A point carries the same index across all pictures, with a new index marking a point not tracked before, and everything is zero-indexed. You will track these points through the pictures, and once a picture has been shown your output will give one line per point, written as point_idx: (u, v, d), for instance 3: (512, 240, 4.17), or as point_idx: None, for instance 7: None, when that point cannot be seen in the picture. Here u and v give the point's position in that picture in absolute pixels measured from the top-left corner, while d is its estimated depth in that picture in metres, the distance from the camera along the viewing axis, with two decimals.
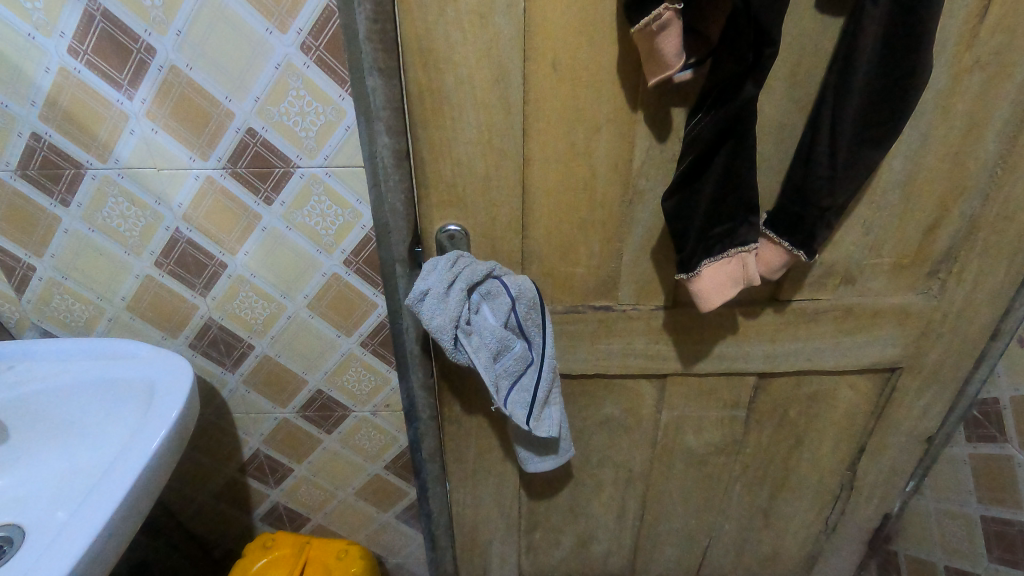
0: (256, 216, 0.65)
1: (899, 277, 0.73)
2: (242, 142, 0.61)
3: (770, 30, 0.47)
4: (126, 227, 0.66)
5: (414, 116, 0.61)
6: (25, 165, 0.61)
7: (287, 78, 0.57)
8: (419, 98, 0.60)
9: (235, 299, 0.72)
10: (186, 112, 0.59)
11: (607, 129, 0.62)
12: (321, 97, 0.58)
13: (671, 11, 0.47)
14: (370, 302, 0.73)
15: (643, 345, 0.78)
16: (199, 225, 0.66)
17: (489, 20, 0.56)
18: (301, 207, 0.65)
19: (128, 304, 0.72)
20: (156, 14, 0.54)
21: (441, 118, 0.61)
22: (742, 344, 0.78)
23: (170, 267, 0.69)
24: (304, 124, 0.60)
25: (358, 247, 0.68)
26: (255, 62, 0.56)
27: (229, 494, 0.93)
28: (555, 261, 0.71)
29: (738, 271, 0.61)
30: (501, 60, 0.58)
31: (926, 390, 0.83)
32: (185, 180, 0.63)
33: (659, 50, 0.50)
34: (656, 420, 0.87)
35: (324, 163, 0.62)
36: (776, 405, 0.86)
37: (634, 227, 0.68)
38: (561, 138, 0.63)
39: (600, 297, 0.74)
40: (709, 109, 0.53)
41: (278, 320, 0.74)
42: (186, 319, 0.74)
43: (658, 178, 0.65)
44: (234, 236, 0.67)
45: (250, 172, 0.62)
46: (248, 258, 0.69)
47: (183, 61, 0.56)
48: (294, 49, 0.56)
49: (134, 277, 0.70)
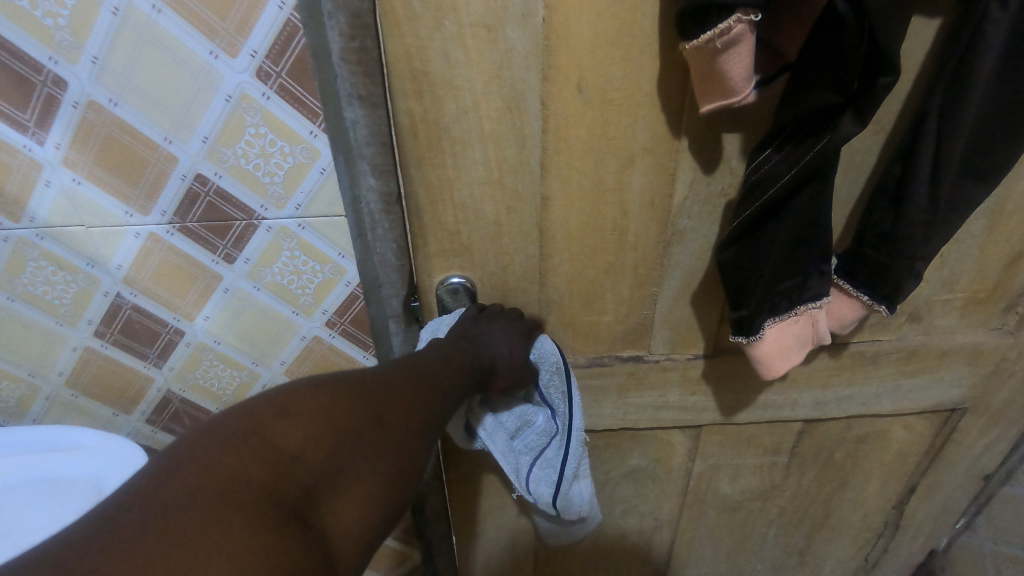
0: (216, 276, 0.54)
1: (973, 313, 0.63)
2: (191, 192, 0.49)
3: (889, 47, 0.35)
4: (54, 295, 0.54)
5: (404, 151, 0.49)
6: None
7: (242, 113, 0.45)
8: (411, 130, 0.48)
9: (199, 369, 0.61)
10: (116, 157, 0.46)
11: (643, 161, 0.50)
12: (287, 134, 0.46)
13: (743, 24, 0.34)
14: (360, 365, 0.63)
15: (677, 398, 0.68)
16: (147, 289, 0.54)
17: (498, 32, 0.44)
18: (270, 264, 0.54)
19: (68, 379, 0.60)
20: (62, 36, 0.41)
21: (441, 154, 0.49)
22: (790, 392, 0.69)
23: (114, 337, 0.57)
24: (267, 168, 0.48)
25: (343, 306, 0.57)
26: (199, 95, 0.44)
27: None
28: (578, 310, 0.60)
29: (805, 329, 0.52)
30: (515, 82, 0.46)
31: (989, 429, 0.75)
32: (123, 239, 0.51)
33: (722, 72, 0.38)
34: (688, 470, 0.78)
35: (295, 214, 0.51)
36: (821, 448, 0.77)
37: (671, 270, 0.58)
38: (589, 172, 0.51)
39: (629, 345, 0.64)
40: (781, 147, 0.42)
41: (252, 389, 0.63)
42: (140, 393, 0.62)
43: (702, 216, 0.54)
44: (191, 300, 0.55)
45: (204, 227, 0.51)
46: (210, 324, 0.57)
47: (105, 96, 0.43)
48: (248, 76, 0.43)
49: (71, 350, 0.58)
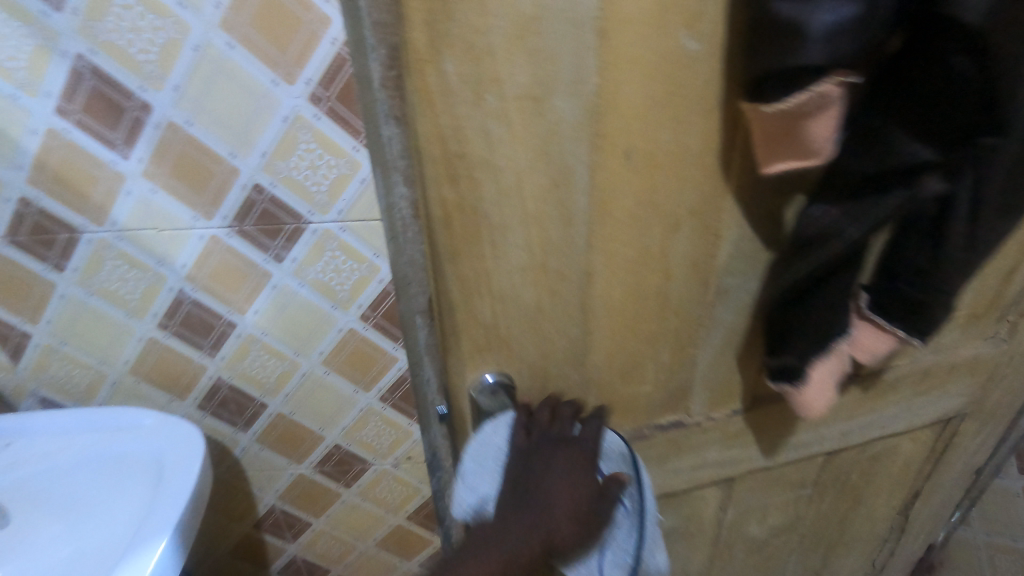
0: (266, 273, 0.61)
1: (972, 328, 0.69)
2: (249, 199, 0.56)
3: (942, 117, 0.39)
4: (126, 290, 0.61)
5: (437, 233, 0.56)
6: (15, 231, 0.56)
7: (295, 131, 0.53)
8: (445, 212, 0.54)
9: (246, 359, 0.68)
10: (187, 170, 0.54)
11: (689, 221, 0.57)
12: (333, 149, 0.54)
13: (837, 85, 0.37)
14: (390, 355, 0.69)
15: (716, 455, 0.75)
16: (205, 285, 0.61)
17: (543, 100, 0.49)
18: (314, 263, 0.61)
19: (132, 367, 0.67)
20: (151, 68, 0.49)
21: (479, 240, 0.55)
22: (818, 430, 0.75)
23: (175, 328, 0.65)
24: (315, 178, 0.55)
25: (376, 301, 0.64)
26: (260, 116, 0.52)
27: (245, 551, 0.89)
28: (618, 383, 0.68)
29: (835, 366, 0.57)
30: (552, 149, 0.52)
31: (981, 429, 0.81)
32: (188, 240, 0.58)
33: (808, 132, 0.40)
34: (720, 519, 0.83)
35: (337, 218, 0.58)
36: (839, 474, 0.82)
37: (710, 324, 0.64)
38: (633, 226, 0.56)
39: (668, 411, 0.71)
40: (838, 199, 0.46)
41: (292, 378, 0.70)
42: (194, 381, 0.69)
43: (743, 274, 0.61)
44: (243, 295, 0.63)
45: (258, 229, 0.58)
46: (258, 317, 0.65)
47: (182, 117, 0.51)
48: (303, 100, 0.51)
49: (136, 340, 0.65)
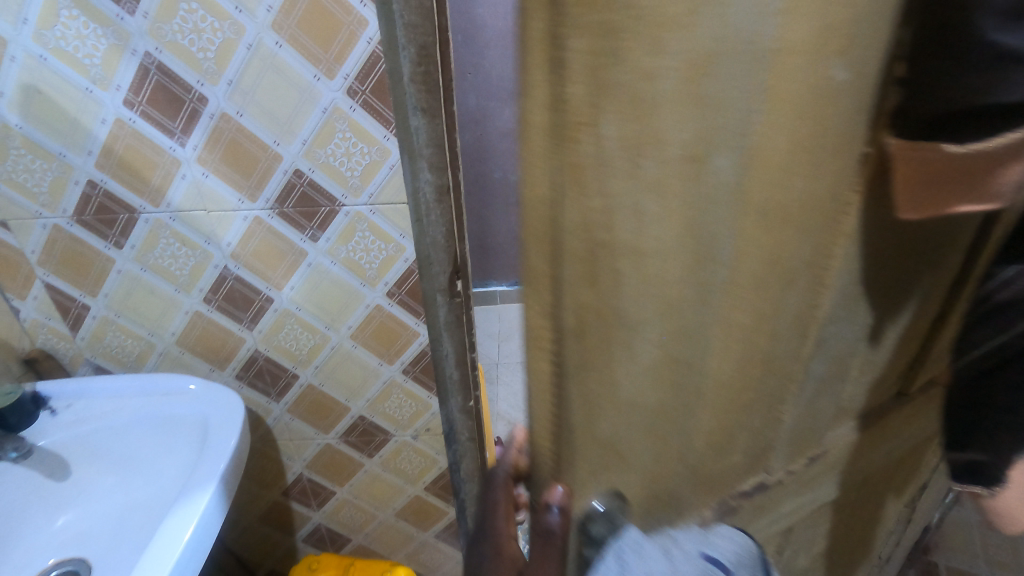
0: (302, 252, 0.66)
1: None
2: (289, 183, 0.61)
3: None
4: (176, 266, 0.66)
5: (564, 340, 0.33)
6: (81, 211, 0.62)
7: (334, 121, 0.57)
8: (577, 305, 0.32)
9: (281, 332, 0.73)
10: (236, 156, 0.59)
11: (807, 269, 0.37)
12: (367, 137, 0.58)
13: None
14: (412, 331, 0.73)
15: None
16: (247, 263, 0.66)
17: (696, 146, 0.29)
18: (346, 242, 0.65)
19: (178, 338, 0.73)
20: (208, 65, 0.53)
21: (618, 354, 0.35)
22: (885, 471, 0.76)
23: (218, 303, 0.70)
24: (349, 164, 0.60)
25: (401, 279, 0.68)
26: (303, 108, 0.56)
27: (273, 517, 0.95)
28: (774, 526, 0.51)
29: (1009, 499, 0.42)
30: (701, 204, 0.31)
31: None
32: (234, 221, 0.63)
33: (992, 180, 0.30)
34: None
35: (368, 201, 0.62)
36: None
37: None
38: (763, 295, 0.37)
39: None
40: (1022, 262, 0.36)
41: (322, 350, 0.75)
42: (233, 352, 0.74)
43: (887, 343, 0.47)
44: (280, 273, 0.67)
45: (296, 212, 0.63)
46: (293, 293, 0.69)
47: (234, 109, 0.56)
48: (341, 93, 0.55)
49: (183, 314, 0.71)
